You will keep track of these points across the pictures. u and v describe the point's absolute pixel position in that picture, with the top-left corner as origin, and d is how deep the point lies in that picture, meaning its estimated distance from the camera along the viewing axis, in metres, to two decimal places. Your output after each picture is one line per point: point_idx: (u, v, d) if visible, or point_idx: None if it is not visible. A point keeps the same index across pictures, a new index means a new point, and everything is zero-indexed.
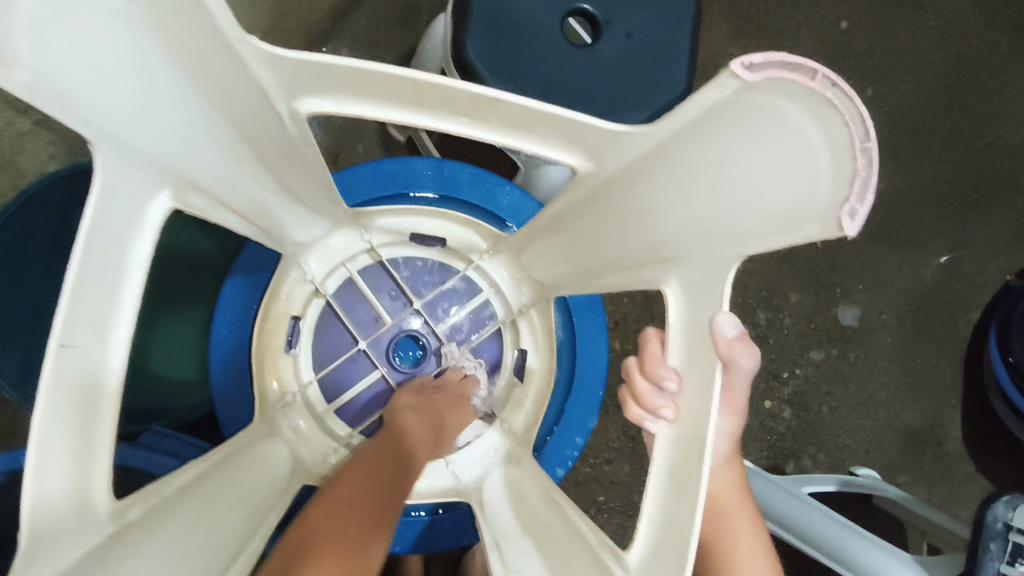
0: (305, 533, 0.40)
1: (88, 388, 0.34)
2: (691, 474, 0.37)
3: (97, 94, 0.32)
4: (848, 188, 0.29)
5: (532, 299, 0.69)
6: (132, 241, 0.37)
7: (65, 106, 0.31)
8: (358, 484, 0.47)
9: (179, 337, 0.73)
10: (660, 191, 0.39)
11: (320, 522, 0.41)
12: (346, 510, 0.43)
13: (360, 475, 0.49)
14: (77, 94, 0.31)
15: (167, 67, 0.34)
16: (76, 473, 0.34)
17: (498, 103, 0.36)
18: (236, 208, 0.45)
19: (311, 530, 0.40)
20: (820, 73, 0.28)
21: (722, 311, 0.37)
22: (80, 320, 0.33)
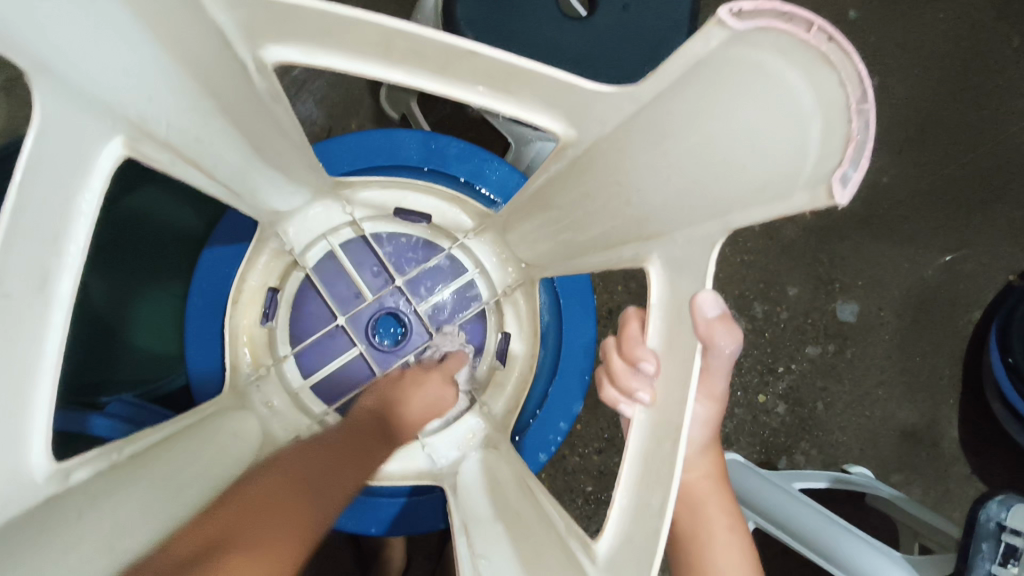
0: (253, 503, 0.38)
1: (27, 344, 0.32)
2: (664, 460, 0.35)
3: (41, 23, 0.30)
4: (841, 152, 0.27)
5: (517, 280, 0.66)
6: (79, 188, 0.34)
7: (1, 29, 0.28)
8: (312, 474, 0.44)
9: (156, 309, 0.71)
10: (643, 162, 0.37)
11: (271, 502, 0.39)
12: (298, 490, 0.41)
13: (317, 457, 0.47)
14: (13, 20, 0.29)
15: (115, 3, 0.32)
16: (12, 435, 0.32)
17: (472, 57, 0.34)
18: (202, 165, 0.43)
19: (261, 503, 0.38)
20: (816, 25, 0.26)
21: (704, 289, 0.34)
22: (18, 269, 0.31)
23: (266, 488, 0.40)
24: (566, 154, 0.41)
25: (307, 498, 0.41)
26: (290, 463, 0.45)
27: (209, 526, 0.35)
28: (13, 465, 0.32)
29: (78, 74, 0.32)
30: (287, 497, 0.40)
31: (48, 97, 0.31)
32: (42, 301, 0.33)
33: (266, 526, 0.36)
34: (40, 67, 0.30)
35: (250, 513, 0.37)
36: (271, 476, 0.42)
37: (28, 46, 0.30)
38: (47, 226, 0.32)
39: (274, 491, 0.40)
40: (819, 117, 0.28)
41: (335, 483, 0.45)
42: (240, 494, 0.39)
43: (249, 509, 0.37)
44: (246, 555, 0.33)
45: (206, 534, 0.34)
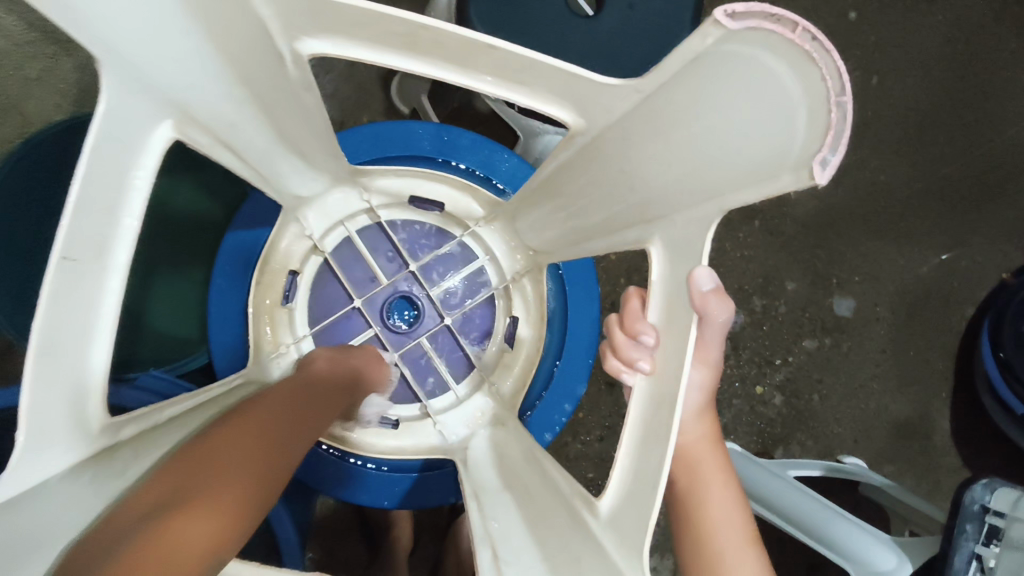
0: (200, 458, 0.35)
1: (86, 312, 0.36)
2: (662, 422, 0.39)
3: (108, 16, 0.34)
4: (822, 139, 0.30)
5: (525, 268, 0.70)
6: (134, 164, 0.38)
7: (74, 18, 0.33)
8: (271, 427, 0.42)
9: (180, 292, 0.75)
10: (646, 151, 0.40)
11: (228, 459, 0.36)
12: (251, 438, 0.39)
13: (270, 408, 0.44)
14: (85, 7, 0.33)
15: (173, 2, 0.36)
16: (72, 391, 0.36)
17: (493, 51, 0.37)
18: (236, 148, 0.47)
19: (208, 456, 0.35)
20: (801, 26, 0.29)
21: (700, 265, 0.37)
22: (82, 233, 0.35)
23: (216, 439, 0.37)
24: (575, 142, 0.45)
25: (269, 452, 0.39)
26: (241, 415, 0.42)
27: (159, 490, 0.32)
28: (73, 414, 0.36)
29: (137, 63, 0.36)
30: (239, 446, 0.37)
31: (114, 83, 0.35)
32: (101, 266, 0.37)
33: (216, 481, 0.33)
34: (107, 53, 0.35)
35: (196, 470, 0.34)
36: (222, 427, 0.40)
37: (99, 39, 0.34)
38: (105, 199, 0.36)
39: (223, 442, 0.37)
40: (804, 107, 0.31)
41: (292, 431, 0.43)
42: (184, 450, 0.37)
43: (196, 465, 0.35)
44: (194, 513, 0.30)
45: (155, 500, 0.31)
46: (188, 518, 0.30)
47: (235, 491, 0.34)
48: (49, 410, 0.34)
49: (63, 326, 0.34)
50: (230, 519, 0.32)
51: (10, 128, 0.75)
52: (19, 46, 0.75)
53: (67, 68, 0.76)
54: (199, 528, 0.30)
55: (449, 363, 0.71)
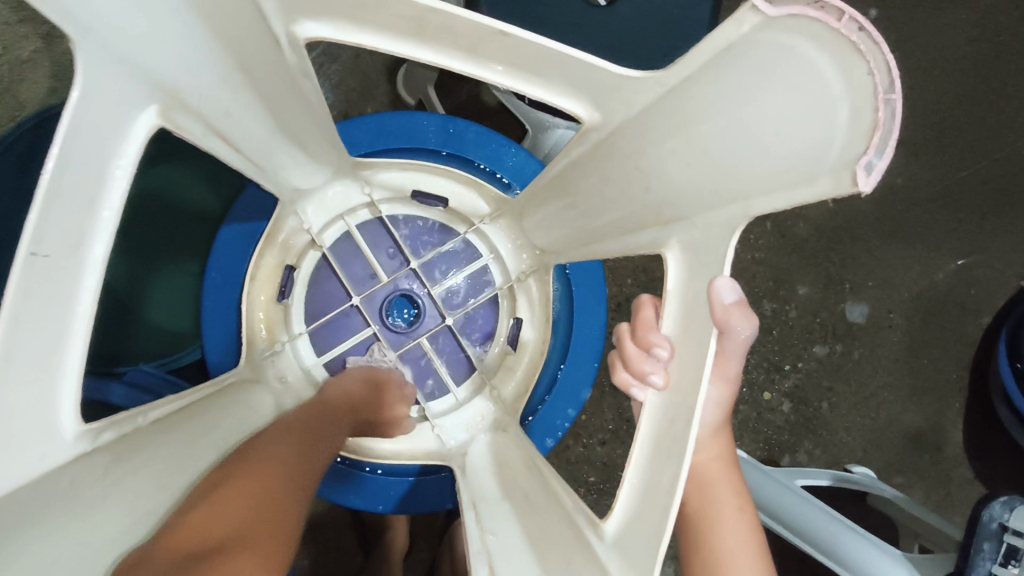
0: (238, 500, 0.34)
1: (59, 311, 0.34)
2: (674, 442, 0.36)
3: None
4: (867, 140, 0.27)
5: (531, 267, 0.67)
6: (114, 154, 0.35)
7: None
8: (300, 457, 0.42)
9: (172, 284, 0.73)
10: (664, 149, 0.38)
11: (272, 490, 0.36)
12: (280, 479, 0.38)
13: (292, 444, 0.43)
14: None
15: None
16: (43, 393, 0.33)
17: (503, 37, 0.34)
18: (229, 137, 0.45)
19: (245, 498, 0.34)
20: (847, 15, 0.26)
21: (722, 275, 0.35)
22: (54, 229, 0.32)
23: (250, 477, 0.36)
24: (589, 138, 0.42)
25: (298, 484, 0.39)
26: (264, 449, 0.41)
27: (217, 519, 0.32)
28: (45, 423, 0.33)
29: (117, 41, 0.33)
30: (273, 487, 0.37)
31: (91, 66, 0.32)
32: (77, 261, 0.34)
33: (261, 525, 0.33)
34: (84, 33, 0.32)
35: (240, 513, 0.33)
36: (245, 464, 0.38)
37: (76, 9, 0.31)
38: (83, 189, 0.34)
39: (258, 480, 0.37)
40: (846, 103, 0.28)
41: (311, 473, 0.42)
42: (218, 488, 0.35)
43: (235, 505, 0.33)
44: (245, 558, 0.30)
45: (221, 530, 0.31)
46: (242, 565, 0.29)
47: (274, 536, 0.33)
48: (19, 416, 0.32)
49: (34, 325, 0.32)
50: (275, 569, 0.31)
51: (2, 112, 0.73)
52: (10, 26, 0.73)
53: (60, 51, 0.73)
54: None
55: (450, 364, 0.69)
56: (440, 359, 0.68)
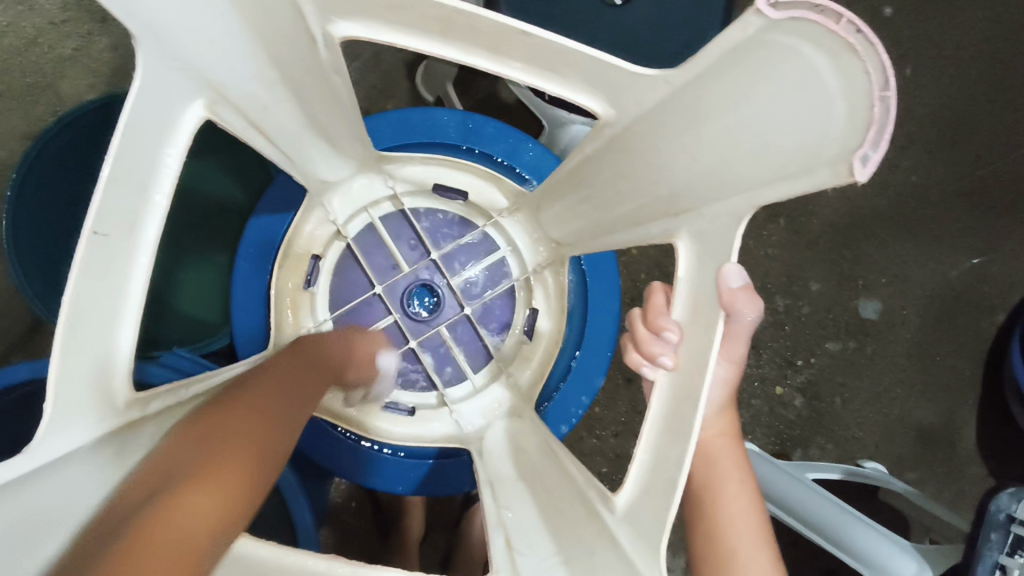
0: (189, 441, 0.33)
1: (117, 287, 0.37)
2: (682, 420, 0.38)
3: None
4: (863, 135, 0.29)
5: (546, 259, 0.69)
6: (165, 143, 0.39)
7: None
8: (278, 393, 0.41)
9: (202, 274, 0.76)
10: (676, 144, 0.40)
11: (233, 423, 0.35)
12: (260, 417, 0.37)
13: (275, 385, 0.42)
14: None
15: None
16: (98, 363, 0.37)
17: (523, 37, 0.37)
18: (266, 131, 0.48)
19: (219, 439, 0.33)
20: (845, 18, 0.28)
21: (729, 262, 0.37)
22: (114, 211, 0.35)
23: (226, 420, 0.35)
24: (605, 133, 0.44)
25: (271, 417, 0.38)
26: (247, 390, 0.40)
27: (162, 465, 0.31)
28: (97, 393, 0.37)
29: (172, 41, 0.36)
30: (247, 420, 0.36)
31: (152, 62, 0.35)
32: (131, 242, 0.37)
33: (216, 458, 0.32)
34: (147, 31, 0.35)
35: (190, 452, 0.32)
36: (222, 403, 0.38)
37: (138, 9, 0.34)
38: (137, 176, 0.37)
39: (223, 416, 0.35)
40: (844, 100, 0.30)
41: (293, 408, 0.41)
42: (185, 435, 0.34)
43: (208, 444, 0.32)
44: (198, 492, 0.29)
45: (160, 476, 0.30)
46: (181, 507, 0.28)
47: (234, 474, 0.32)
48: (79, 381, 0.35)
49: (95, 298, 0.35)
50: (224, 506, 0.30)
51: (43, 107, 0.76)
52: (54, 26, 0.76)
53: (98, 48, 0.77)
54: (206, 513, 0.28)
55: (468, 352, 0.71)
56: (458, 347, 0.71)
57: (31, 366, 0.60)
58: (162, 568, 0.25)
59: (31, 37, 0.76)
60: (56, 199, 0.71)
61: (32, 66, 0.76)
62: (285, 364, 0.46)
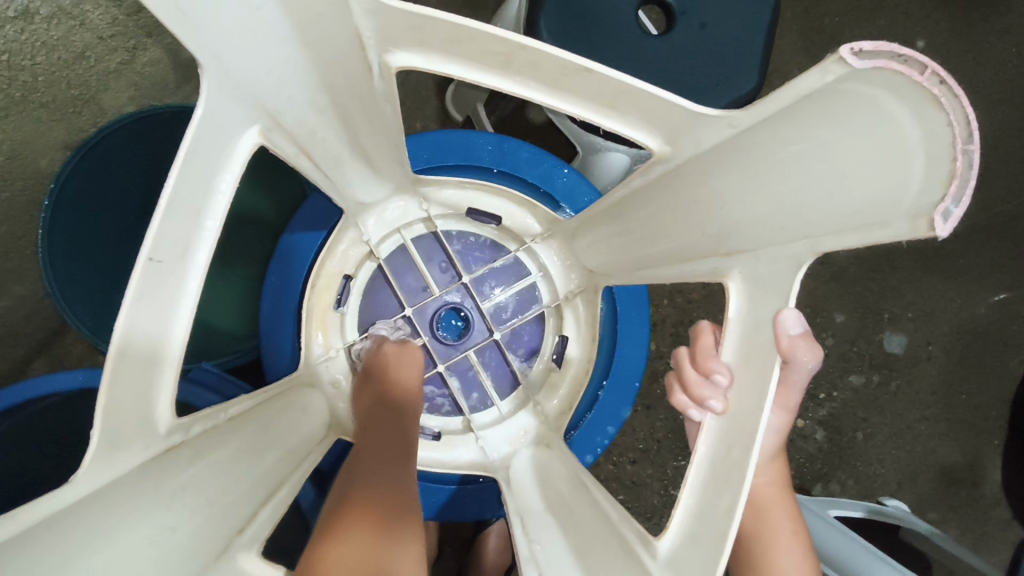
0: (344, 507, 0.42)
1: (164, 313, 0.38)
2: (733, 466, 0.37)
3: (214, 19, 0.35)
4: (945, 188, 0.29)
5: (579, 287, 0.68)
6: (220, 170, 0.39)
7: (184, 25, 0.33)
8: (396, 462, 0.49)
9: (228, 287, 0.76)
10: (734, 181, 0.39)
11: (370, 496, 0.43)
12: (389, 489, 0.45)
13: (391, 449, 0.50)
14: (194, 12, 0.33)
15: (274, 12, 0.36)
16: (144, 388, 0.37)
17: (587, 74, 0.37)
18: (312, 154, 0.48)
19: (363, 505, 0.42)
20: (931, 69, 0.27)
21: (788, 307, 0.36)
22: (168, 237, 0.36)
23: (364, 490, 0.44)
24: (656, 169, 0.43)
25: (397, 486, 0.46)
26: (366, 461, 0.48)
27: (330, 522, 0.40)
28: (144, 419, 0.36)
29: (233, 69, 0.37)
30: (381, 491, 0.44)
31: (214, 90, 0.36)
32: (181, 267, 0.38)
33: (361, 515, 0.40)
34: (212, 60, 0.35)
35: (347, 512, 0.41)
36: (361, 474, 0.46)
37: (205, 39, 0.35)
38: (193, 202, 0.38)
39: (360, 491, 0.44)
40: (924, 150, 0.29)
41: (406, 473, 0.48)
42: (335, 504, 0.43)
43: (358, 505, 0.41)
44: (351, 537, 0.37)
45: (334, 525, 0.39)
46: (341, 549, 0.36)
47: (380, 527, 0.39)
48: (124, 409, 0.35)
49: (142, 323, 0.36)
50: (376, 544, 0.38)
51: (85, 119, 0.77)
52: (103, 40, 0.77)
53: (142, 62, 0.78)
54: (357, 550, 0.36)
55: (495, 378, 0.71)
56: (486, 373, 0.70)
57: (87, 371, 0.64)
58: None
59: (80, 51, 0.77)
60: (90, 209, 0.72)
61: (78, 79, 0.77)
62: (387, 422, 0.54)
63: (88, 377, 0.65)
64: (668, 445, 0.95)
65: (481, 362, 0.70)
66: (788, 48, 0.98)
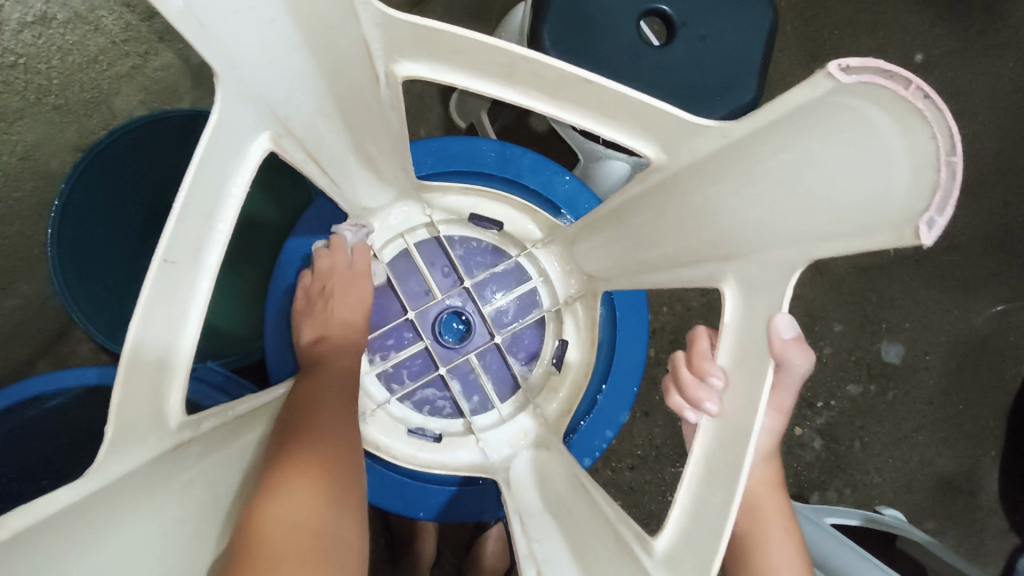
0: (290, 455, 0.41)
1: (176, 313, 0.39)
2: (727, 466, 0.38)
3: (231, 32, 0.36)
4: (928, 199, 0.30)
5: (579, 292, 0.70)
6: (231, 175, 0.41)
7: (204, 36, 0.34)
8: (341, 417, 0.49)
9: (233, 289, 0.77)
10: (729, 191, 0.41)
11: (319, 447, 0.43)
12: (335, 441, 0.45)
13: (338, 406, 0.50)
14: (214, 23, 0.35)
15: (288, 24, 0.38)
16: (155, 386, 0.38)
17: (587, 85, 0.38)
18: (320, 161, 0.50)
19: (309, 456, 0.41)
20: (915, 84, 0.28)
21: (780, 312, 0.37)
22: (181, 239, 0.37)
23: (313, 441, 0.43)
24: (654, 178, 0.45)
25: (343, 441, 0.46)
26: (314, 412, 0.47)
27: (276, 468, 0.39)
28: (155, 415, 0.37)
29: (248, 79, 0.38)
30: (330, 444, 0.44)
31: (230, 98, 0.37)
32: (193, 268, 0.39)
33: (309, 466, 0.40)
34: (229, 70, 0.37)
35: (295, 462, 0.40)
36: (310, 423, 0.46)
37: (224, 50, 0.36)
38: (205, 205, 0.39)
39: (310, 440, 0.43)
40: (908, 161, 0.31)
41: (350, 427, 0.48)
42: (279, 449, 0.42)
43: (304, 456, 0.41)
44: (299, 487, 0.37)
45: (283, 474, 0.38)
46: (290, 499, 0.36)
47: (326, 481, 0.39)
48: (138, 406, 0.36)
49: (156, 322, 0.37)
50: (323, 499, 0.37)
51: (95, 120, 0.78)
52: None
53: (154, 67, 0.79)
54: (308, 502, 0.36)
55: (495, 381, 0.72)
56: (487, 376, 0.71)
57: (99, 368, 0.66)
58: (291, 538, 0.33)
59: None
60: (99, 210, 0.73)
61: None
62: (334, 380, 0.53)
63: (102, 373, 0.66)
64: (666, 451, 0.96)
65: (482, 365, 0.71)
66: (789, 60, 1.00)
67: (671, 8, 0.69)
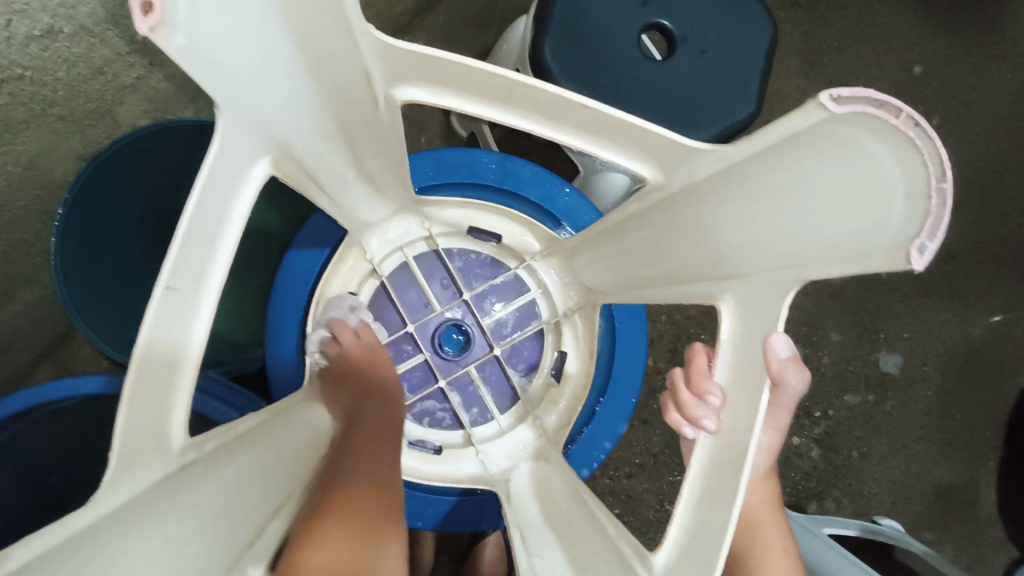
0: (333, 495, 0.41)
1: (177, 337, 0.40)
2: (725, 484, 0.39)
3: None
4: (919, 225, 0.30)
5: (578, 304, 0.70)
6: (233, 200, 0.41)
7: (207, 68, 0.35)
8: (379, 455, 0.49)
9: (235, 298, 0.77)
10: (726, 211, 0.41)
11: (358, 486, 0.43)
12: (375, 480, 0.45)
13: (375, 441, 0.50)
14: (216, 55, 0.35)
15: (290, 52, 0.38)
16: (157, 408, 0.38)
17: (586, 110, 0.39)
18: (321, 180, 0.50)
19: (350, 496, 0.41)
20: (904, 113, 0.29)
21: (777, 332, 0.38)
22: (183, 265, 0.38)
23: (354, 479, 0.44)
24: (653, 197, 0.45)
25: (382, 481, 0.46)
26: (351, 449, 0.48)
27: (319, 508, 0.40)
28: (157, 436, 0.38)
29: (251, 107, 0.39)
30: (369, 482, 0.44)
31: (232, 127, 0.38)
32: (195, 292, 0.40)
33: (353, 506, 0.40)
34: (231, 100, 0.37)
35: (337, 501, 0.40)
36: (350, 462, 0.46)
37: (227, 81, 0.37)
38: (207, 231, 0.40)
39: (349, 479, 0.43)
40: (902, 189, 0.31)
41: (387, 466, 0.49)
42: (322, 490, 0.42)
43: (346, 496, 0.41)
44: (342, 527, 0.37)
45: (327, 514, 0.39)
46: (334, 537, 0.36)
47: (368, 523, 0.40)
48: (140, 429, 0.36)
49: (159, 346, 0.38)
50: (364, 540, 0.38)
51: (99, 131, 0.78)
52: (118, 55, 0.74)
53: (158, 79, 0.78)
54: (351, 542, 0.36)
55: (495, 393, 0.72)
56: (486, 388, 0.72)
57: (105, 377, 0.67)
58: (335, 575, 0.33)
59: (97, 66, 0.73)
60: (102, 219, 0.74)
61: (94, 93, 0.75)
62: (370, 413, 0.54)
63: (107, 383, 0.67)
64: (665, 459, 0.96)
65: (481, 377, 0.72)
66: (788, 72, 1.01)
67: (672, 23, 0.69)
